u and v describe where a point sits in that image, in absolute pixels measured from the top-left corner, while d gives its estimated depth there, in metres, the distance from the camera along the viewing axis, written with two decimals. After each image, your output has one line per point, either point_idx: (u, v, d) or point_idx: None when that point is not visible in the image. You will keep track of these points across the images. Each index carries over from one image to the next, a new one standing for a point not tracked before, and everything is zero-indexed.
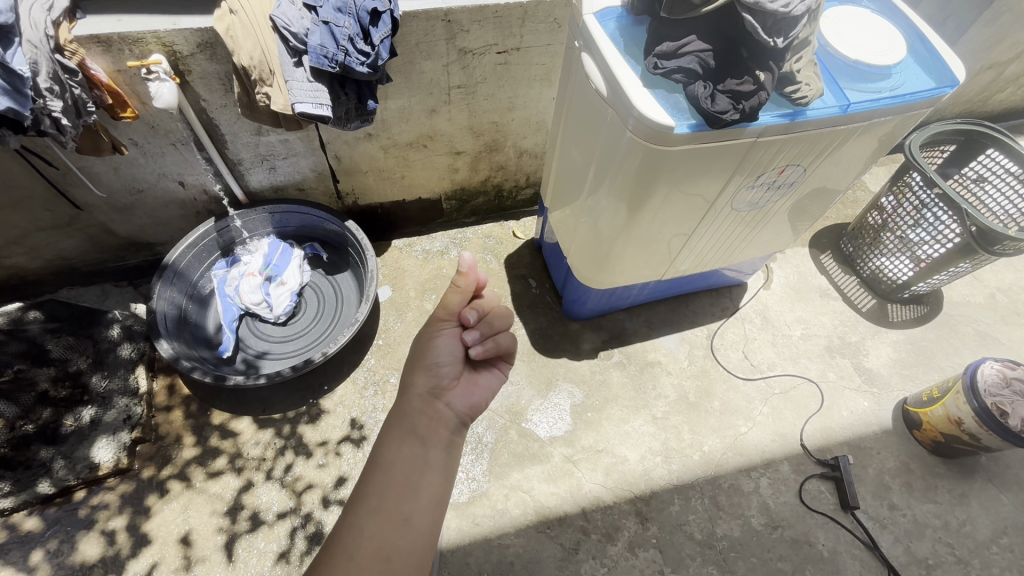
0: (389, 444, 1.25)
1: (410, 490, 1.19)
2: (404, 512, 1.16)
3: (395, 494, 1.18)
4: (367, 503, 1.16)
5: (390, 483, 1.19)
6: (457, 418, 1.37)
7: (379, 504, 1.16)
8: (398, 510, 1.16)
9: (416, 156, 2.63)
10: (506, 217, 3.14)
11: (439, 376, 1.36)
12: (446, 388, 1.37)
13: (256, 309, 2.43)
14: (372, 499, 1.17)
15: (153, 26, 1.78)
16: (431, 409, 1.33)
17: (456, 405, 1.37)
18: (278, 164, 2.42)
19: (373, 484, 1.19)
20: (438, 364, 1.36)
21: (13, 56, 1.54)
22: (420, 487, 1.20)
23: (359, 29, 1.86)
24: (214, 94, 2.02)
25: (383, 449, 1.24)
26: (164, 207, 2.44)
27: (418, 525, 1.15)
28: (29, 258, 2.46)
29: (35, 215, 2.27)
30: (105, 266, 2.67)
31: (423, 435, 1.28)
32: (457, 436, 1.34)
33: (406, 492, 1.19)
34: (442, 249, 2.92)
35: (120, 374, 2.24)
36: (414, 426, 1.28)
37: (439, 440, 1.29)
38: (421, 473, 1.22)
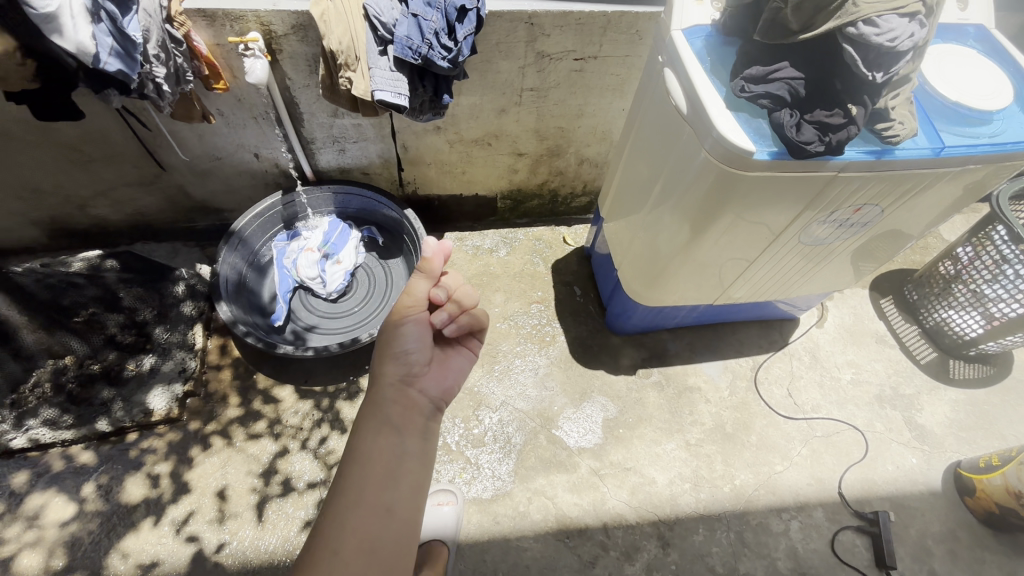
0: (365, 436, 1.22)
1: (390, 478, 1.17)
2: (385, 502, 1.15)
3: (376, 484, 1.16)
4: (348, 495, 1.14)
5: (368, 475, 1.17)
6: (431, 403, 1.35)
7: (360, 497, 1.13)
8: (381, 500, 1.14)
9: (479, 153, 2.67)
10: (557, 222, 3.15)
11: (408, 363, 1.35)
12: (418, 375, 1.36)
13: (311, 283, 2.52)
14: (352, 493, 1.14)
15: (255, 5, 1.87)
16: (404, 397, 1.32)
17: (428, 390, 1.36)
18: (348, 147, 2.51)
19: (352, 477, 1.16)
20: (407, 352, 1.36)
21: (128, 22, 1.66)
22: (400, 474, 1.19)
23: (445, 24, 1.90)
24: (299, 74, 2.11)
25: (358, 441, 1.21)
26: (238, 176, 2.56)
27: (400, 513, 1.14)
28: (113, 210, 2.64)
29: (124, 170, 2.43)
30: (178, 225, 2.82)
31: (397, 423, 1.26)
32: (431, 422, 1.32)
33: (386, 481, 1.17)
34: (492, 246, 2.94)
35: (180, 329, 2.37)
36: (388, 416, 1.26)
37: (414, 428, 1.27)
38: (401, 460, 1.20)
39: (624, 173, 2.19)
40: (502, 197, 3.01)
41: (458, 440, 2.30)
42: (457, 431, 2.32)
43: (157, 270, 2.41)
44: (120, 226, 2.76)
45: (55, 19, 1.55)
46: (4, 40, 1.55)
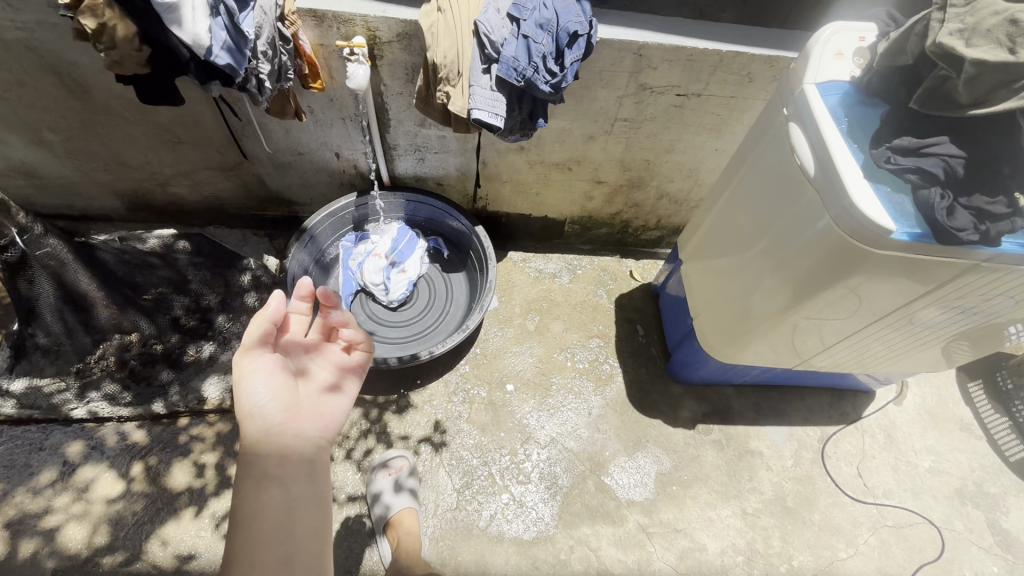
0: (245, 494, 1.12)
1: (284, 531, 1.11)
2: (283, 556, 1.08)
3: (269, 539, 1.09)
4: (241, 560, 1.04)
5: (257, 533, 1.09)
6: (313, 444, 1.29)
7: (253, 556, 1.06)
8: (277, 555, 1.07)
9: (557, 177, 2.59)
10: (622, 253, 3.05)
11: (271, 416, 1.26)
12: (288, 422, 1.28)
13: (374, 289, 2.50)
14: (244, 555, 1.05)
15: (366, 10, 1.83)
16: (278, 448, 1.23)
17: (304, 432, 1.28)
18: (428, 155, 2.46)
19: (241, 541, 1.07)
20: (263, 405, 1.26)
21: (244, 18, 1.67)
22: (295, 524, 1.13)
23: (554, 49, 1.82)
24: (395, 82, 2.07)
25: (239, 500, 1.11)
26: (315, 172, 2.55)
27: (301, 562, 1.08)
28: (191, 190, 2.68)
29: (208, 154, 2.45)
30: (250, 211, 2.84)
31: (280, 473, 1.19)
32: (316, 463, 1.26)
33: (279, 535, 1.10)
34: (555, 271, 2.84)
35: (242, 320, 2.35)
36: (267, 468, 1.18)
37: (299, 473, 1.20)
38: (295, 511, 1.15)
39: (715, 222, 2.06)
40: (572, 221, 2.92)
41: (503, 472, 2.21)
42: (503, 463, 2.23)
43: (226, 257, 2.42)
44: (194, 205, 2.80)
45: (176, 9, 1.55)
46: (126, 23, 1.58)
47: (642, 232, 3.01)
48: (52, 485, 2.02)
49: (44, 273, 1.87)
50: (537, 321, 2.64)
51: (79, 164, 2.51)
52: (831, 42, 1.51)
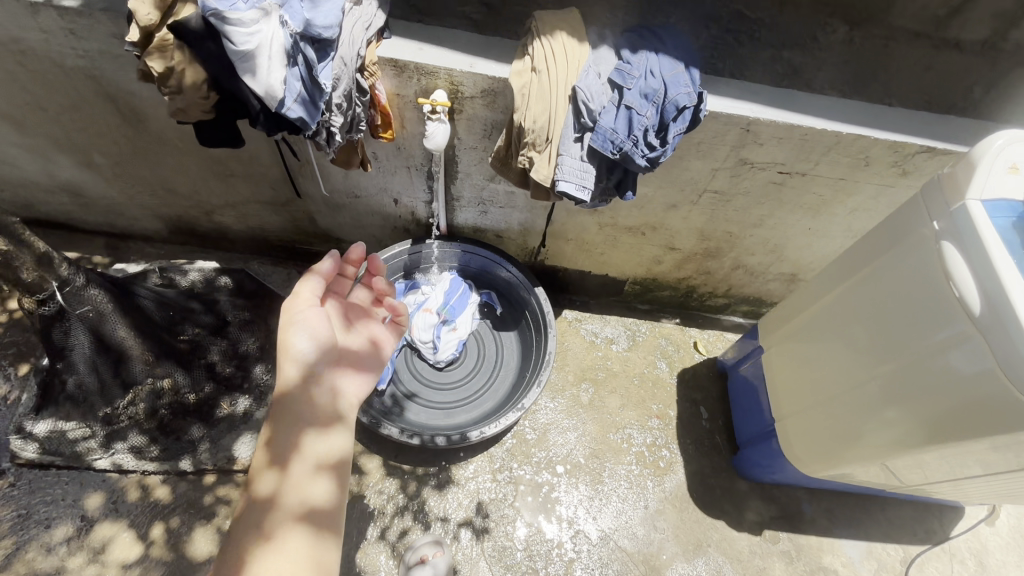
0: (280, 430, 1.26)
1: (306, 470, 1.22)
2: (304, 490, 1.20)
3: (295, 474, 1.21)
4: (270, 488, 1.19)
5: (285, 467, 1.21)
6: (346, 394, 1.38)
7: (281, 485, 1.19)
8: (300, 489, 1.19)
9: (627, 240, 2.39)
10: (683, 316, 2.82)
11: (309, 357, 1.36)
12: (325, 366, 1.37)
13: (422, 347, 2.32)
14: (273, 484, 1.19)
15: (452, 63, 1.66)
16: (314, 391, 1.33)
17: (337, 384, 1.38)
18: (491, 208, 2.28)
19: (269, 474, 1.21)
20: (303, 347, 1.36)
21: (323, 68, 1.51)
22: (317, 466, 1.23)
23: (657, 122, 1.63)
24: (471, 137, 1.89)
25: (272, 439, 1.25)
26: (369, 215, 2.39)
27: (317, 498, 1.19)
28: (237, 221, 2.55)
29: (259, 189, 2.30)
30: (294, 244, 2.68)
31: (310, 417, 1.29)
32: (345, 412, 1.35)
33: (301, 473, 1.21)
34: (612, 336, 2.62)
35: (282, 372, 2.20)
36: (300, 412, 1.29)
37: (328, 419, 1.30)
38: (321, 453, 1.25)
39: (817, 318, 1.82)
40: (633, 282, 2.71)
41: (550, 570, 2.02)
42: (550, 558, 2.04)
43: (269, 299, 2.30)
44: (237, 234, 2.66)
45: (251, 57, 1.41)
46: (196, 69, 1.45)
47: (706, 297, 2.78)
48: (67, 542, 1.87)
49: (81, 325, 1.73)
50: (591, 393, 2.43)
51: (126, 187, 2.39)
52: (1004, 153, 1.29)
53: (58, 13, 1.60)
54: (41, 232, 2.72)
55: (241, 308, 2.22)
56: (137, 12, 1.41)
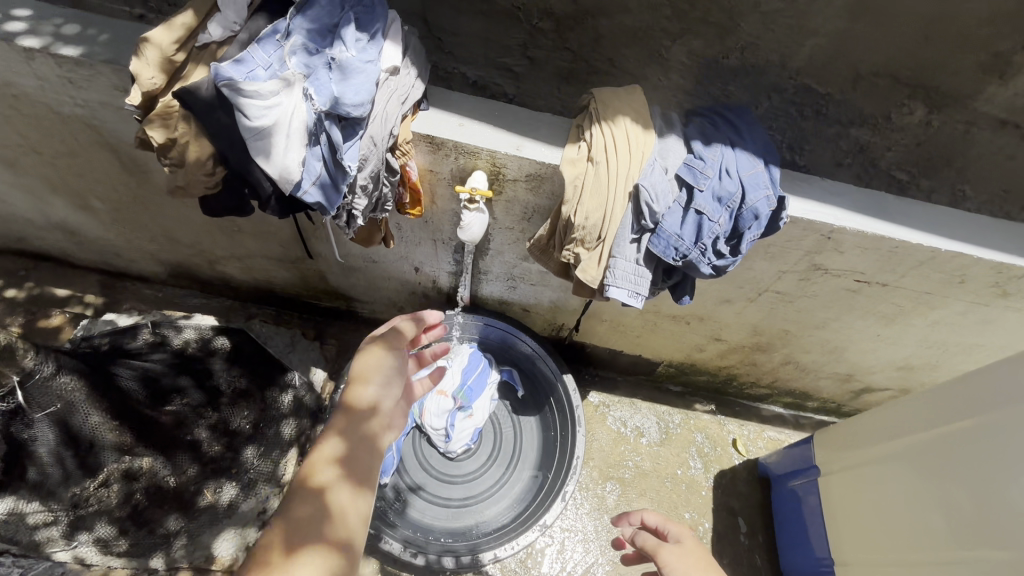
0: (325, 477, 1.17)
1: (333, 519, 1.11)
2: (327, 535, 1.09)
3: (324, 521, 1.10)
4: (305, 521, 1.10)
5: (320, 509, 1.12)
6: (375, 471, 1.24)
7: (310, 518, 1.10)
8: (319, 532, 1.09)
9: (669, 327, 2.14)
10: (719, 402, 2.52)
11: (372, 412, 1.29)
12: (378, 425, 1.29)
13: (433, 434, 2.08)
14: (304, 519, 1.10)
15: (496, 143, 1.46)
16: (358, 451, 1.23)
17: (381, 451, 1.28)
18: (521, 285, 2.05)
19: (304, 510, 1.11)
20: (373, 397, 1.31)
21: (349, 149, 1.29)
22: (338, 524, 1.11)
23: (729, 229, 1.40)
24: (508, 218, 1.68)
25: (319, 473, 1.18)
26: (386, 279, 2.18)
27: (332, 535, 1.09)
28: (243, 272, 2.34)
29: (268, 245, 2.10)
30: (301, 299, 2.46)
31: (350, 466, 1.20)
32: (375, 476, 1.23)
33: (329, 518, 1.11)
34: (641, 425, 2.36)
35: (274, 455, 1.98)
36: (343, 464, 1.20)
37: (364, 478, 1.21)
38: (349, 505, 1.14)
39: (907, 456, 1.60)
40: (668, 367, 2.45)
41: None
42: None
43: (268, 369, 2.07)
44: (241, 283, 2.45)
45: (266, 136, 1.21)
46: (201, 143, 1.25)
47: (746, 386, 2.51)
48: None
49: (46, 418, 1.57)
50: (617, 495, 2.17)
51: (125, 231, 2.19)
52: None
53: (56, 61, 1.42)
54: (34, 264, 2.53)
55: (236, 379, 2.00)
56: (139, 75, 1.24)
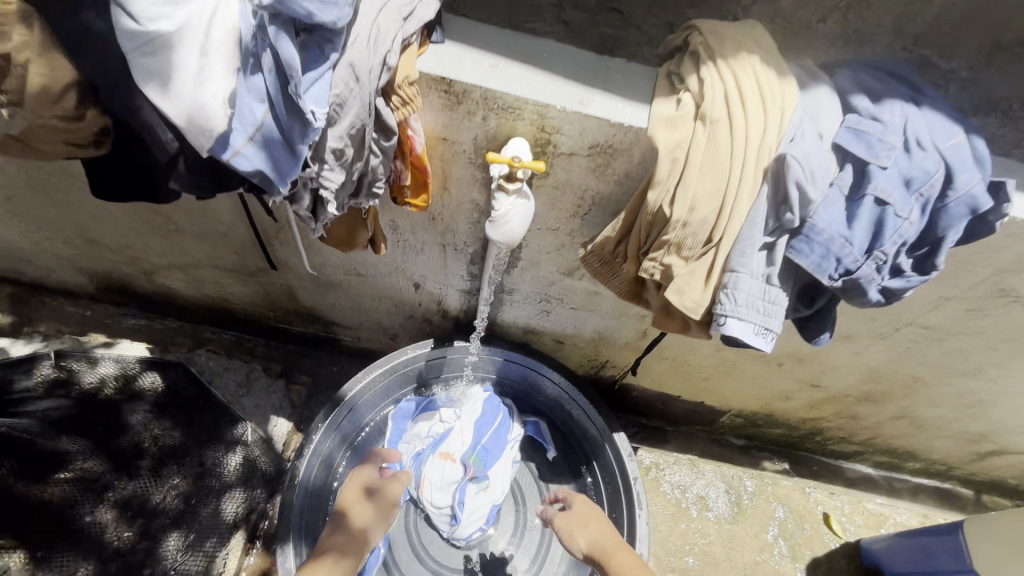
0: None
1: None
2: None
3: None
4: None
5: None
6: None
7: None
8: None
9: (751, 368, 1.61)
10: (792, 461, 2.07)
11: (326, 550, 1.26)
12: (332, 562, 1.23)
13: (435, 516, 1.55)
14: None
15: (548, 93, 0.94)
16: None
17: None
18: (557, 309, 1.52)
19: None
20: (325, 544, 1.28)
21: (313, 85, 0.78)
22: None
23: (918, 232, 0.89)
24: (552, 213, 1.16)
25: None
26: (375, 298, 1.65)
27: None
28: (188, 286, 1.80)
29: (218, 251, 1.56)
30: (267, 321, 1.94)
31: None
32: None
33: None
34: (706, 493, 1.81)
35: (208, 543, 1.45)
36: None
37: None
38: None
39: None
40: (731, 418, 1.99)
41: None
42: None
43: (213, 420, 1.55)
44: (191, 300, 1.91)
45: (165, 50, 0.69)
46: (54, 62, 0.71)
47: (831, 445, 2.02)
48: None
49: None
50: None
51: (28, 230, 1.65)
52: None
53: None
54: None
55: (166, 432, 1.46)
56: None
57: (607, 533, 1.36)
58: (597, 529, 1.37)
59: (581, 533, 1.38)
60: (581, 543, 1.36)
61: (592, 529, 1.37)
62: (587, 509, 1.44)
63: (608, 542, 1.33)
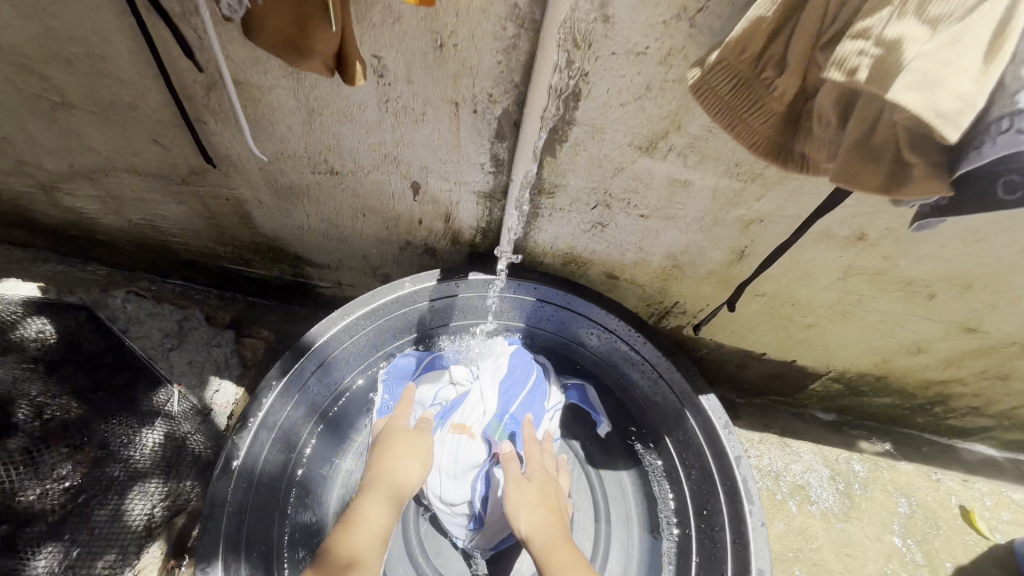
0: None
1: None
2: None
3: None
4: None
5: None
6: None
7: None
8: None
9: (884, 306, 1.16)
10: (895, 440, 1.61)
11: None
12: None
13: (445, 515, 1.08)
14: None
15: None
16: None
17: None
18: (618, 220, 1.06)
19: None
20: None
21: None
22: None
23: None
24: (642, 14, 0.70)
25: None
26: (357, 216, 1.18)
27: None
28: (105, 210, 1.32)
29: (131, 145, 1.09)
30: (217, 262, 1.48)
31: None
32: None
33: None
34: (803, 481, 1.36)
35: (100, 564, 0.93)
36: None
37: None
38: None
39: None
40: (824, 384, 1.53)
41: None
42: None
43: (128, 385, 1.06)
44: (115, 236, 1.43)
45: None
46: None
47: (950, 420, 1.56)
48: None
49: None
50: None
51: None
52: None
53: None
54: None
55: (56, 399, 0.92)
56: None
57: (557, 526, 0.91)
58: (548, 517, 0.91)
59: (525, 515, 0.92)
60: (519, 524, 0.91)
61: (541, 515, 0.91)
62: (546, 484, 0.99)
63: (554, 535, 0.88)
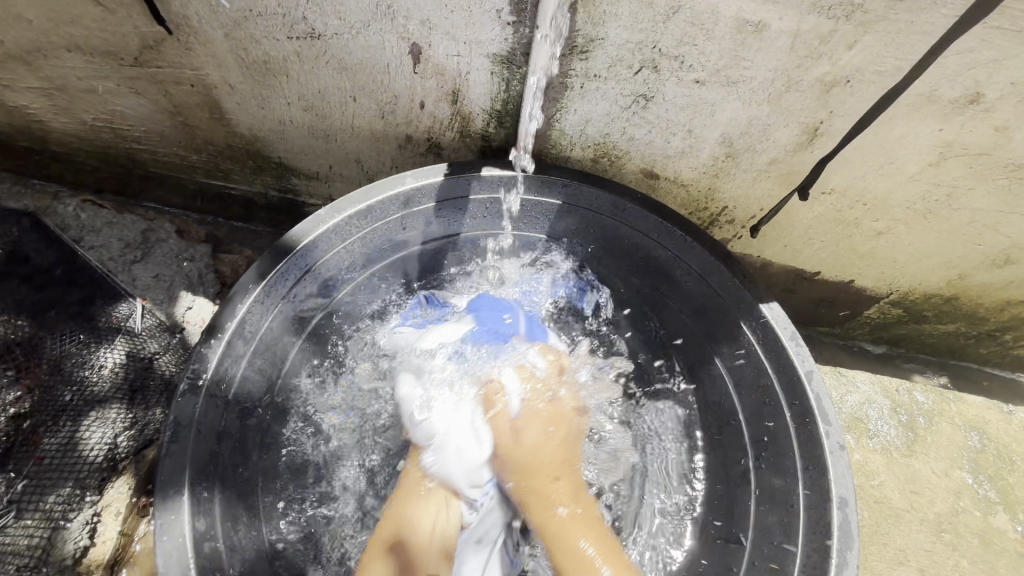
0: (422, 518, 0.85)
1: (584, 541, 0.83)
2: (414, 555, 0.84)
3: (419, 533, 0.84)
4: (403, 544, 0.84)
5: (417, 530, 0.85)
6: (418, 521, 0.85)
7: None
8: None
9: (977, 201, 0.97)
10: (951, 374, 1.43)
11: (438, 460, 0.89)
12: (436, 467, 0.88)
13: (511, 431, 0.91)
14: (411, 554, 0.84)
15: None
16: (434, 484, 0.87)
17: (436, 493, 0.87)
18: (666, 91, 0.86)
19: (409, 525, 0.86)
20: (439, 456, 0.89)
21: None
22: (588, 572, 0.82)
23: None
24: None
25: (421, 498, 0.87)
26: (347, 100, 0.98)
27: None
28: (50, 108, 1.12)
29: (65, 7, 0.88)
30: (192, 176, 1.29)
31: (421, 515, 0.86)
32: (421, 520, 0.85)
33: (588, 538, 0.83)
34: (861, 410, 1.20)
35: (52, 497, 0.81)
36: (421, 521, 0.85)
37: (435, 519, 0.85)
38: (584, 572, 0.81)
39: None
40: (880, 310, 1.36)
41: None
42: None
43: (87, 297, 0.93)
44: (71, 146, 1.23)
45: None
46: None
47: (1016, 352, 1.38)
48: None
49: None
50: None
51: None
52: None
53: None
54: None
55: (4, 319, 0.87)
56: None
57: (588, 536, 0.84)
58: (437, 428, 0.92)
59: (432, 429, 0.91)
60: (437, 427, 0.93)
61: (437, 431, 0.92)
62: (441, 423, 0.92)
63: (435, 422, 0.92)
